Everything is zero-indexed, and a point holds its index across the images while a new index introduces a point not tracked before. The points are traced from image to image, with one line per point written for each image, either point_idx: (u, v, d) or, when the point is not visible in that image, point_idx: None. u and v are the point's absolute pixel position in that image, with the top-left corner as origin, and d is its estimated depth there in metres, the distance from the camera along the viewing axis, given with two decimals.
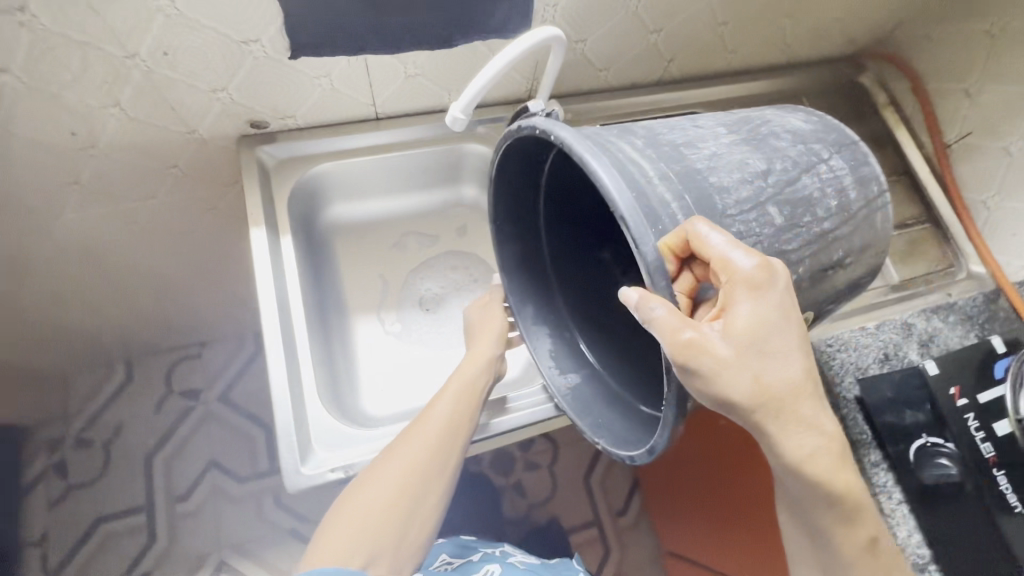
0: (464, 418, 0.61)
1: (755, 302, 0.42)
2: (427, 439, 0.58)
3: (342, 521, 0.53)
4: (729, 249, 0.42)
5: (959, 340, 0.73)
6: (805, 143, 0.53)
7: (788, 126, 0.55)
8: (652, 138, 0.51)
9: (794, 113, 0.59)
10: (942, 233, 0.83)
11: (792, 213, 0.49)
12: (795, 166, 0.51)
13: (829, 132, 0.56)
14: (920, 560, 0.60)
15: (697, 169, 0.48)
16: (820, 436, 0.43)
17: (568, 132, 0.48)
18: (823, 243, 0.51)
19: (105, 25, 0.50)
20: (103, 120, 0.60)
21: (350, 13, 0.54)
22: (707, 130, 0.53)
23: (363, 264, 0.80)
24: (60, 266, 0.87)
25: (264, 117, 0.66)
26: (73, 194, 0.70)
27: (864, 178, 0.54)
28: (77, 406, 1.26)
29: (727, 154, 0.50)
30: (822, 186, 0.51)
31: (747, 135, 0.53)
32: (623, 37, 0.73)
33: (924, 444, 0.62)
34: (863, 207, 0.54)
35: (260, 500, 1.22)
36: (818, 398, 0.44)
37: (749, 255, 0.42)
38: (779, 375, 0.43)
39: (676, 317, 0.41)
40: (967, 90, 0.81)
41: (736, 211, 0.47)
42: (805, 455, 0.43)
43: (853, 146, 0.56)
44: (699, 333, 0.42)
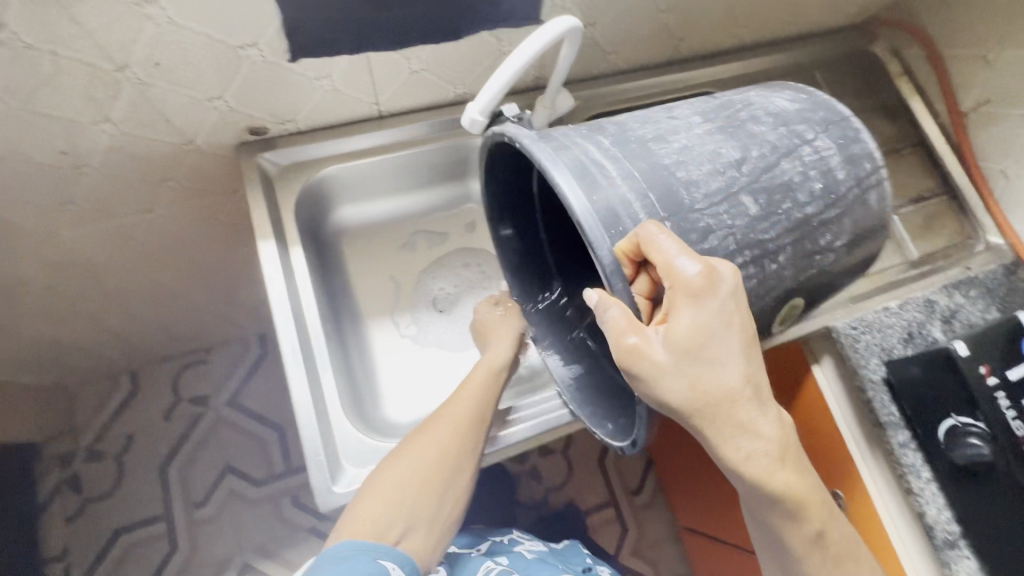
0: (492, 405, 0.61)
1: (700, 307, 0.41)
2: (461, 420, 0.58)
3: (375, 496, 0.52)
4: (677, 254, 0.41)
5: (981, 314, 0.73)
6: (788, 125, 0.50)
7: (770, 107, 0.51)
8: (621, 135, 0.49)
9: (779, 91, 0.55)
10: (960, 205, 0.82)
11: (768, 202, 0.46)
12: (774, 151, 0.48)
13: (817, 109, 0.52)
14: (950, 535, 0.62)
15: (665, 165, 0.46)
16: (758, 439, 0.41)
17: (534, 139, 0.48)
18: (805, 228, 0.48)
19: (91, 38, 0.47)
20: (94, 135, 0.57)
21: (351, 10, 0.51)
22: (680, 120, 0.50)
23: (373, 266, 0.78)
24: (57, 284, 0.84)
25: (264, 124, 0.63)
26: (68, 212, 0.67)
27: (853, 158, 0.50)
28: (85, 420, 1.24)
29: (700, 145, 0.48)
30: (804, 170, 0.48)
31: (724, 122, 0.50)
32: (632, 18, 0.69)
33: (953, 424, 0.61)
34: (854, 187, 0.50)
35: (279, 501, 1.21)
36: (756, 401, 0.42)
37: (695, 261, 0.41)
38: (717, 381, 0.41)
39: (626, 320, 0.42)
40: (985, 56, 0.78)
41: (705, 205, 0.45)
42: (742, 459, 0.41)
43: (844, 122, 0.51)
44: (643, 337, 0.41)
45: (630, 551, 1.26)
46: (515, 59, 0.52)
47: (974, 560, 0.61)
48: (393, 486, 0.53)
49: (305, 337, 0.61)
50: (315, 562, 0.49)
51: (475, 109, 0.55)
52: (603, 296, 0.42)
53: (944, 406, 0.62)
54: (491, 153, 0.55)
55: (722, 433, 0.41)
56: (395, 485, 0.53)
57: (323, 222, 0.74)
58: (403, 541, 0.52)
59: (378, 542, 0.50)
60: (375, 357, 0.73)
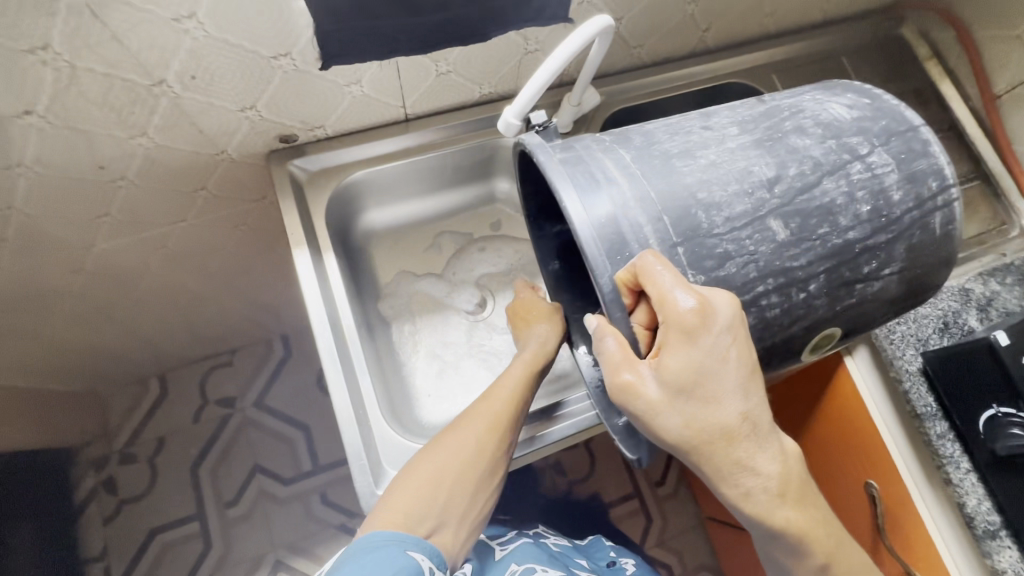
0: (526, 398, 0.61)
1: (690, 345, 0.42)
2: (494, 415, 0.58)
3: (407, 489, 0.53)
4: (672, 287, 0.41)
5: (1019, 301, 0.71)
6: (838, 139, 0.48)
7: (822, 116, 0.49)
8: (645, 149, 0.48)
9: (840, 95, 0.52)
10: (994, 188, 0.80)
11: (802, 225, 0.45)
12: (817, 168, 0.46)
13: (878, 118, 0.49)
14: (992, 526, 0.62)
15: (686, 185, 0.45)
16: (758, 476, 0.43)
17: (553, 156, 0.48)
18: (846, 255, 0.46)
19: (130, 54, 0.47)
20: (130, 149, 0.57)
21: (383, 16, 0.51)
22: (714, 131, 0.49)
23: (400, 268, 0.78)
24: (91, 294, 0.85)
25: (294, 131, 0.63)
26: (104, 224, 0.68)
27: (917, 175, 0.47)
28: (117, 423, 1.27)
29: (729, 162, 0.46)
30: (850, 191, 0.46)
31: (763, 134, 0.48)
32: (658, 11, 0.69)
33: (994, 415, 0.60)
34: (915, 210, 0.47)
35: (308, 499, 1.23)
36: (755, 440, 0.43)
37: (690, 296, 0.41)
38: (713, 419, 0.42)
39: (621, 353, 0.44)
40: (1019, 36, 0.75)
41: (725, 230, 0.44)
42: (741, 495, 0.43)
43: (911, 133, 0.48)
44: (638, 374, 0.43)
45: (655, 542, 1.27)
46: (554, 57, 0.52)
47: (1016, 549, 0.60)
48: (428, 477, 0.54)
49: (341, 342, 0.62)
50: (346, 552, 0.49)
51: (512, 112, 0.56)
52: (598, 328, 0.45)
53: (985, 394, 0.61)
54: (523, 158, 0.55)
55: (720, 470, 0.43)
56: (431, 476, 0.54)
57: (350, 224, 0.74)
58: (434, 535, 0.53)
59: (408, 534, 0.50)
60: (408, 359, 0.74)
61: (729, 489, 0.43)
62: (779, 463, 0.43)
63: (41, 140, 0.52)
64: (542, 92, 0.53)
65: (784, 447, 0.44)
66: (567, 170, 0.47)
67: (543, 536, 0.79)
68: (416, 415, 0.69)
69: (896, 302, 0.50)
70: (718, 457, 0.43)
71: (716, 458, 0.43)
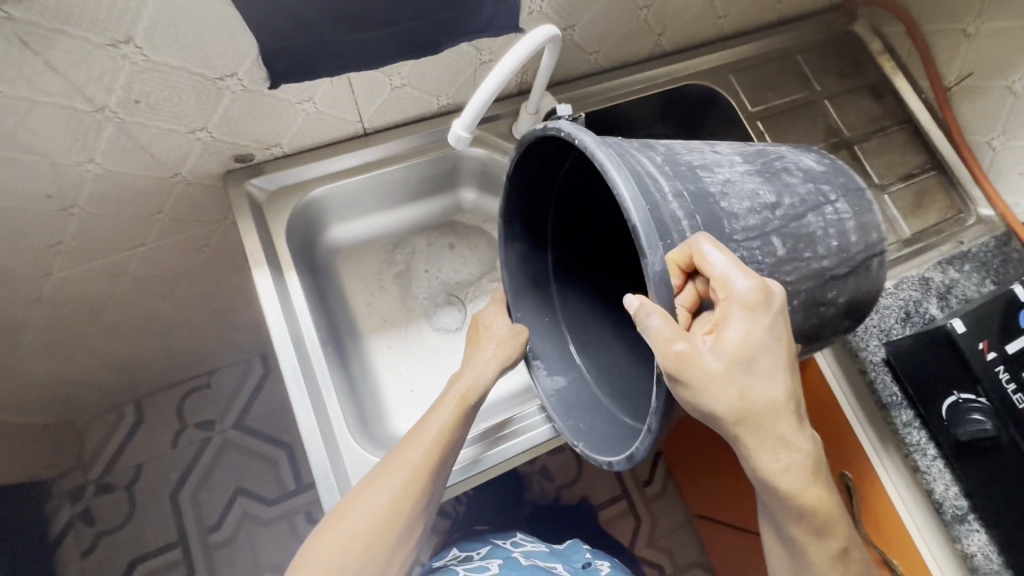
0: (453, 442, 0.56)
1: (753, 322, 0.40)
2: (414, 464, 0.53)
3: (318, 552, 0.49)
4: (731, 270, 0.40)
5: (976, 288, 0.73)
6: (815, 183, 0.49)
7: (802, 163, 0.50)
8: (671, 157, 0.47)
9: (807, 151, 0.54)
10: (949, 178, 0.82)
11: (793, 247, 0.45)
12: (803, 203, 0.46)
13: (840, 175, 0.51)
14: (959, 511, 0.63)
15: (711, 193, 0.44)
16: (796, 453, 0.43)
17: (591, 135, 0.44)
18: (818, 280, 0.47)
19: (69, 81, 0.47)
20: (80, 176, 0.56)
21: (328, 34, 0.50)
22: (721, 155, 0.49)
23: (364, 281, 0.77)
24: (54, 324, 0.83)
25: (249, 150, 0.63)
26: (60, 252, 0.66)
27: (868, 226, 0.49)
28: (93, 452, 1.24)
29: (741, 182, 0.46)
30: (826, 227, 0.47)
31: (760, 167, 0.49)
32: (612, 17, 0.69)
33: (955, 401, 0.62)
34: (863, 253, 0.49)
35: (293, 519, 1.21)
36: (796, 419, 0.43)
37: (750, 276, 0.40)
38: (763, 393, 0.42)
39: (670, 328, 0.40)
40: (965, 29, 0.77)
41: (743, 239, 0.44)
42: (780, 470, 0.43)
43: (860, 193, 0.51)
44: (693, 345, 0.41)
45: (644, 543, 1.27)
46: (502, 65, 0.52)
47: (983, 532, 0.62)
48: (336, 546, 0.49)
49: (305, 361, 0.61)
50: None
51: (462, 125, 0.55)
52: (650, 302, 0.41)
53: (948, 382, 0.62)
54: (529, 147, 0.51)
55: (763, 445, 0.42)
56: (340, 543, 0.49)
57: (315, 241, 0.74)
58: None
59: None
60: (378, 373, 0.73)
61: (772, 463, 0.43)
62: (812, 442, 0.43)
63: None
64: (490, 101, 0.53)
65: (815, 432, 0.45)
66: (603, 148, 0.43)
67: (508, 549, 0.77)
68: (387, 429, 0.69)
69: (848, 316, 0.52)
70: (762, 432, 0.42)
71: (761, 431, 0.42)
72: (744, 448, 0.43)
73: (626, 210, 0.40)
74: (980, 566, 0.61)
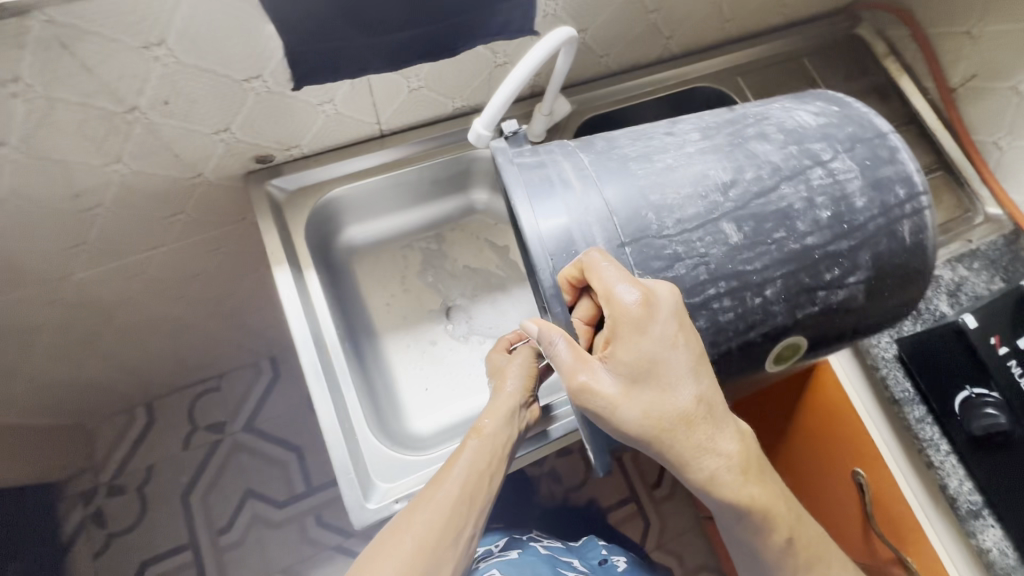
0: (480, 483, 0.53)
1: (637, 330, 0.43)
2: (439, 508, 0.50)
3: None
4: (617, 281, 0.43)
5: (986, 285, 0.73)
6: (800, 144, 0.49)
7: (786, 123, 0.51)
8: (606, 153, 0.50)
9: (810, 103, 0.54)
10: (955, 177, 0.83)
11: (755, 229, 0.46)
12: (775, 173, 0.47)
13: (844, 125, 0.50)
14: (974, 506, 0.63)
15: (639, 187, 0.47)
16: (718, 457, 0.44)
17: (506, 155, 0.52)
18: (805, 260, 0.46)
19: (102, 83, 0.48)
20: (107, 176, 0.58)
21: (350, 36, 0.52)
22: (676, 137, 0.51)
23: (381, 281, 0.78)
24: (72, 325, 0.84)
25: (270, 151, 0.64)
26: (82, 252, 0.67)
27: (881, 181, 0.48)
28: (104, 455, 1.25)
29: (687, 166, 0.48)
30: (809, 196, 0.47)
31: (726, 139, 0.50)
32: (622, 21, 0.71)
33: (968, 396, 0.62)
34: (881, 217, 0.48)
35: (303, 521, 1.22)
36: (712, 422, 0.44)
37: (635, 288, 0.43)
38: (668, 407, 0.44)
39: (571, 352, 0.46)
40: (969, 31, 0.78)
41: (675, 232, 0.46)
42: (707, 478, 0.44)
43: (878, 140, 0.50)
44: (592, 373, 0.45)
45: (653, 546, 1.26)
46: (533, 53, 0.53)
47: (998, 527, 0.62)
48: None
49: (325, 358, 0.62)
50: None
51: (484, 124, 0.57)
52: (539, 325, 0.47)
53: (960, 377, 0.63)
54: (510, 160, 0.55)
55: (684, 455, 0.44)
56: None
57: (332, 242, 0.75)
58: None
59: None
60: (395, 371, 0.74)
61: (697, 469, 0.44)
62: (737, 443, 0.45)
63: (16, 172, 0.53)
64: (518, 92, 0.54)
65: (741, 428, 0.47)
66: (522, 174, 0.49)
67: (528, 540, 0.80)
68: (407, 428, 0.70)
69: (866, 309, 0.49)
70: (680, 444, 0.44)
71: (678, 446, 0.44)
72: (673, 462, 0.45)
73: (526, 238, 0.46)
74: (995, 561, 0.61)
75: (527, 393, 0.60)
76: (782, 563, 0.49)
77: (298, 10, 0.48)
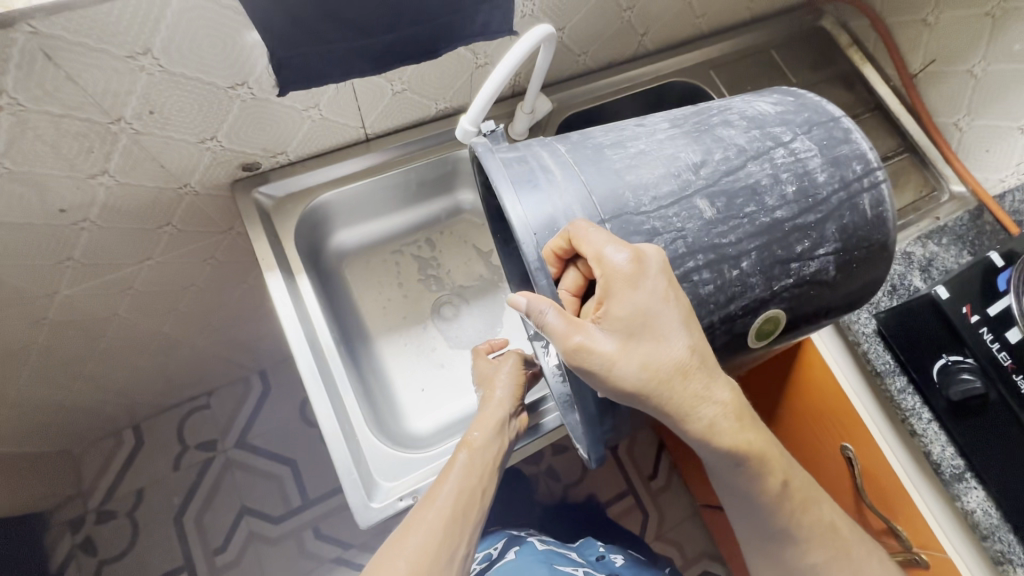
0: (472, 497, 0.54)
1: (630, 289, 0.43)
2: (435, 522, 0.51)
3: None
4: (606, 244, 0.44)
5: (956, 259, 0.76)
6: (762, 128, 0.51)
7: (748, 111, 0.53)
8: (582, 142, 0.52)
9: (766, 95, 0.56)
10: (920, 158, 0.88)
11: (727, 203, 0.47)
12: (741, 154, 0.49)
13: (801, 111, 0.53)
14: (956, 470, 0.65)
15: (615, 169, 0.49)
16: (714, 405, 0.46)
17: (486, 145, 0.53)
18: (775, 233, 0.47)
19: (88, 94, 0.48)
20: (93, 190, 0.58)
21: (334, 41, 0.53)
22: (646, 127, 0.53)
23: (372, 285, 0.79)
24: (57, 346, 0.83)
25: (257, 159, 0.65)
26: (67, 270, 0.67)
27: (839, 159, 0.50)
28: (92, 480, 1.22)
29: (657, 150, 0.50)
30: (774, 173, 0.48)
31: (692, 127, 0.52)
32: (598, 19, 0.73)
33: (945, 363, 0.65)
34: (842, 191, 0.49)
35: (300, 535, 1.20)
36: (708, 372, 0.46)
37: (624, 248, 0.44)
38: (665, 360, 0.45)
39: (565, 322, 0.46)
40: (926, 19, 0.83)
41: (651, 208, 0.47)
42: (707, 427, 0.46)
43: (833, 122, 0.52)
44: (588, 335, 0.46)
45: (653, 537, 1.28)
46: (519, 45, 0.55)
47: (980, 488, 0.64)
48: None
49: (322, 362, 0.62)
50: None
51: (469, 119, 0.58)
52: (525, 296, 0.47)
53: (937, 345, 0.66)
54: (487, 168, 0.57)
55: (683, 407, 0.46)
56: None
57: (321, 249, 0.75)
58: None
59: None
60: (390, 373, 0.74)
61: (696, 420, 0.46)
62: (730, 391, 0.47)
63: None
64: (505, 83, 0.55)
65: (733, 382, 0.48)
66: (502, 161, 0.51)
67: (525, 537, 0.80)
68: (405, 427, 0.70)
69: (838, 281, 0.51)
70: (677, 394, 0.45)
71: (675, 395, 0.45)
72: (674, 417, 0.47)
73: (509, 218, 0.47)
74: (980, 521, 0.63)
75: (515, 401, 0.62)
76: (788, 516, 0.52)
77: (283, 15, 0.48)
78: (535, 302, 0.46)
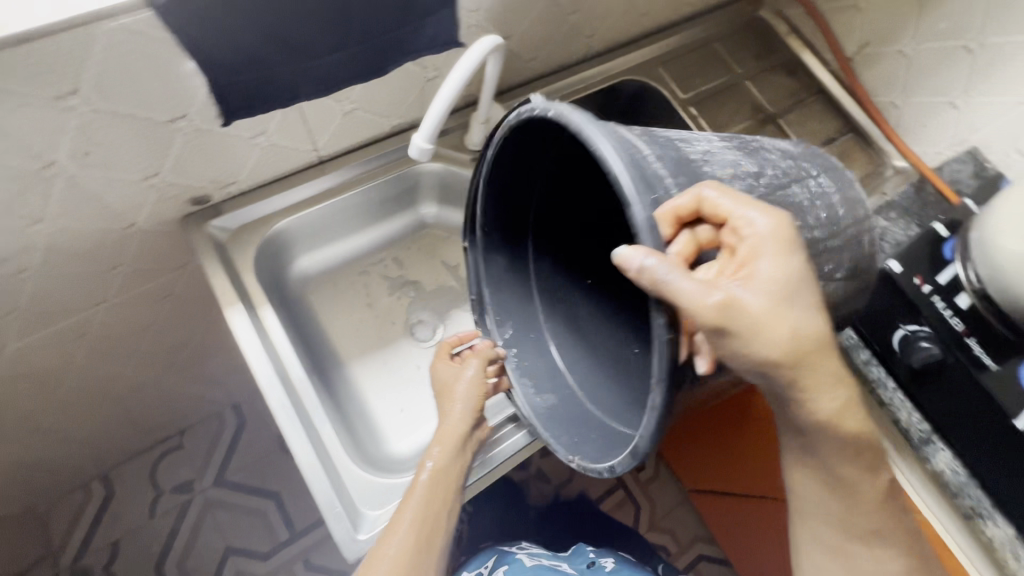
0: (436, 520, 0.53)
1: (780, 256, 0.42)
2: (397, 556, 0.50)
3: None
4: (739, 208, 0.42)
5: (904, 233, 0.78)
6: (794, 159, 0.52)
7: (777, 145, 0.54)
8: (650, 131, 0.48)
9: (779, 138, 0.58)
10: (864, 138, 0.91)
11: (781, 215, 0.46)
12: (786, 175, 0.49)
13: (816, 157, 0.55)
14: (924, 434, 0.68)
15: (693, 161, 0.45)
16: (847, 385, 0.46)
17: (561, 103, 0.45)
18: (812, 250, 0.47)
19: (14, 140, 0.46)
20: (31, 239, 0.55)
21: (277, 64, 0.51)
22: (699, 135, 0.51)
23: (343, 310, 0.77)
24: (9, 403, 0.78)
25: (206, 191, 0.62)
26: (10, 323, 0.63)
27: (852, 199, 0.52)
28: (62, 538, 1.16)
29: (720, 155, 0.48)
30: (812, 197, 0.48)
31: (737, 145, 0.51)
32: (545, 25, 0.73)
33: (904, 333, 0.69)
34: (853, 227, 0.51)
35: (291, 569, 1.17)
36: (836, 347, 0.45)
37: (762, 212, 0.42)
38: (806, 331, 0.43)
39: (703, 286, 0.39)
40: (857, 5, 0.87)
41: None
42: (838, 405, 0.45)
43: (840, 171, 0.54)
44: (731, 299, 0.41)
45: (647, 528, 1.29)
46: (467, 59, 0.55)
47: (947, 449, 0.67)
48: None
49: (294, 396, 0.60)
50: None
51: (422, 137, 0.58)
52: (650, 245, 0.37)
53: (895, 316, 0.70)
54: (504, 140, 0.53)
55: (818, 382, 0.44)
56: None
57: (283, 276, 0.74)
58: None
59: None
60: (368, 398, 0.73)
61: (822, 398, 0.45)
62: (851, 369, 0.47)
63: None
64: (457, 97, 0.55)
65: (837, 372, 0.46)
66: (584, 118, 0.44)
67: (514, 553, 0.80)
68: (385, 450, 0.69)
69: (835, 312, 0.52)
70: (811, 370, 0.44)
71: (808, 370, 0.43)
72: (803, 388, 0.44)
73: (605, 161, 0.39)
74: (950, 480, 0.66)
75: (477, 413, 0.60)
76: None
77: (221, 44, 0.47)
78: (665, 257, 0.38)
